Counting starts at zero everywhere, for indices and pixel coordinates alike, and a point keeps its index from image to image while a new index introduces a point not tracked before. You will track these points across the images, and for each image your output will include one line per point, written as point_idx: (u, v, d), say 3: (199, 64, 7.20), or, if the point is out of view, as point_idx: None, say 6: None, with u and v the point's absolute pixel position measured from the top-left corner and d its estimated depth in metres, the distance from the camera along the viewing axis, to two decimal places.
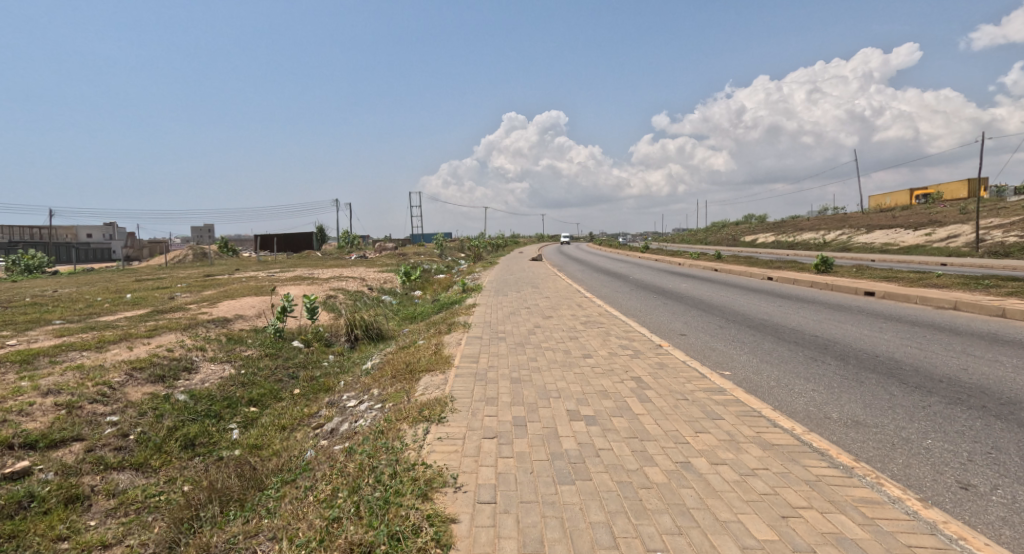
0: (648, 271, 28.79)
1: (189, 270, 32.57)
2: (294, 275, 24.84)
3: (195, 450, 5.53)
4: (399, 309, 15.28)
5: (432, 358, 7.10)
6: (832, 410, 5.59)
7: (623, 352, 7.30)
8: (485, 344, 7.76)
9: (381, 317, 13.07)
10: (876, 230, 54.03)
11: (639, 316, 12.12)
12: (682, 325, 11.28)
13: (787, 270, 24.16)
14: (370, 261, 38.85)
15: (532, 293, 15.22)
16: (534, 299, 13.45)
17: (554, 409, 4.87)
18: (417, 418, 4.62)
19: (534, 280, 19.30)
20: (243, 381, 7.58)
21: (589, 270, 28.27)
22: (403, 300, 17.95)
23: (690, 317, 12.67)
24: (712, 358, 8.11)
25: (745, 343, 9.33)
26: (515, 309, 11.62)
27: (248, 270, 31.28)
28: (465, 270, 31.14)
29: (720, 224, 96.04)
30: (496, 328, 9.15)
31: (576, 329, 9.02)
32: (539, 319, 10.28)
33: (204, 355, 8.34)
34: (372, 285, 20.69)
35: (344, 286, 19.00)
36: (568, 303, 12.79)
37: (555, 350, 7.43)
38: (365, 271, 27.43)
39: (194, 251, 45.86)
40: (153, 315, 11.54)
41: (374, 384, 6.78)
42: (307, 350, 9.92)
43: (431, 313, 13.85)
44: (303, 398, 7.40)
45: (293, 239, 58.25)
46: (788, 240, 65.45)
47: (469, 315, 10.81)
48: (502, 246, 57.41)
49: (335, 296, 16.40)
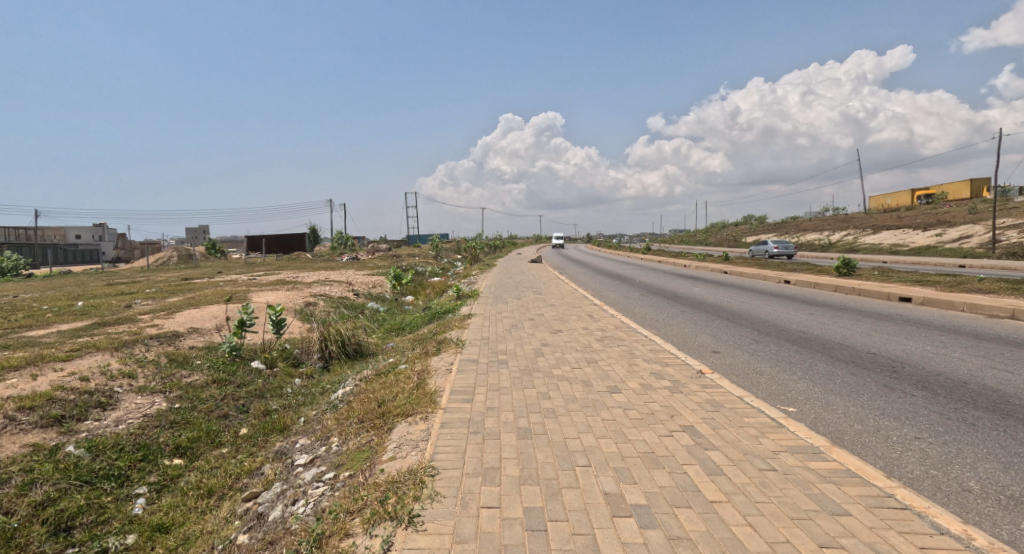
0: (654, 274, 27.18)
1: (170, 273, 30.89)
2: (277, 279, 23.10)
3: (68, 538, 4.05)
4: (384, 319, 13.61)
5: (412, 394, 5.45)
6: (965, 476, 3.99)
7: (660, 384, 5.66)
8: (482, 372, 6.12)
9: (363, 330, 11.40)
10: (883, 230, 52.64)
11: (661, 329, 10.49)
12: (713, 340, 9.63)
13: (805, 273, 22.54)
14: (362, 263, 37.26)
15: (534, 300, 13.57)
16: (537, 309, 11.78)
17: (585, 491, 3.27)
18: (375, 515, 3.10)
19: (535, 285, 17.61)
20: (171, 421, 5.93)
21: (593, 273, 26.67)
22: (391, 308, 16.27)
23: (715, 329, 11.05)
24: (764, 387, 6.46)
25: (797, 365, 7.67)
26: (517, 321, 9.97)
27: (231, 272, 29.61)
28: (461, 273, 29.50)
29: (720, 224, 94.63)
30: (495, 348, 7.51)
31: (593, 350, 7.37)
32: (546, 334, 8.61)
33: (131, 385, 6.69)
34: (357, 290, 18.96)
35: (327, 292, 17.29)
36: (577, 313, 11.13)
37: (571, 381, 5.79)
38: (354, 274, 25.70)
39: (178, 252, 44.03)
40: (91, 330, 9.84)
41: (335, 432, 5.15)
42: (266, 374, 8.26)
43: (419, 323, 12.23)
44: (248, 445, 5.76)
45: (285, 241, 56.55)
46: (791, 241, 63.98)
47: (463, 330, 9.17)
48: (500, 247, 55.71)
49: (313, 304, 14.67)
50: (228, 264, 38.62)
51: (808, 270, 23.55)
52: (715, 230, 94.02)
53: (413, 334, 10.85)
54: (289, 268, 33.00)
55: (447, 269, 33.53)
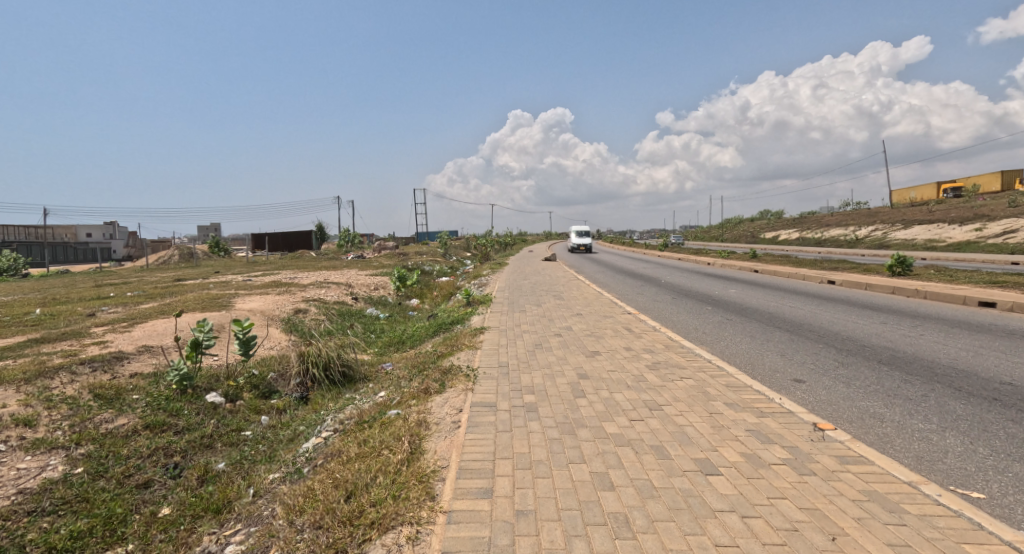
0: (682, 274, 25.15)
1: (166, 273, 29.27)
2: (274, 280, 21.37)
3: None
4: (382, 330, 11.80)
5: (399, 476, 3.62)
6: None
7: (771, 453, 3.80)
8: (503, 432, 4.27)
9: (355, 348, 9.59)
10: (914, 225, 50.19)
11: (716, 349, 8.59)
12: (786, 363, 7.69)
13: (850, 274, 20.48)
14: (369, 261, 35.61)
15: (556, 308, 11.68)
16: (563, 320, 9.91)
17: None
18: None
19: (555, 288, 15.67)
20: (56, 502, 4.21)
21: (615, 273, 24.66)
22: (392, 316, 14.43)
23: (780, 346, 9.10)
24: (904, 448, 4.55)
25: (921, 404, 5.74)
26: (540, 338, 8.12)
27: (230, 272, 27.91)
28: (472, 272, 27.66)
29: (737, 220, 92.02)
30: (519, 383, 5.66)
31: (649, 388, 5.49)
32: (580, 359, 6.74)
33: (21, 441, 4.89)
34: (355, 293, 17.09)
35: (322, 296, 15.51)
36: (612, 325, 9.25)
37: (637, 449, 3.94)
38: (358, 274, 23.92)
39: (178, 250, 42.33)
40: (21, 348, 8.08)
41: (277, 542, 3.36)
42: (223, 412, 6.49)
43: (423, 337, 10.40)
44: (161, 543, 4.02)
45: (292, 238, 55.09)
46: (815, 237, 61.58)
47: (477, 350, 7.35)
48: (512, 246, 53.82)
49: (304, 313, 12.87)
50: (229, 263, 36.95)
51: (852, 270, 21.47)
52: (732, 226, 91.56)
53: (413, 353, 9.04)
54: (291, 267, 31.27)
55: (457, 269, 31.69)
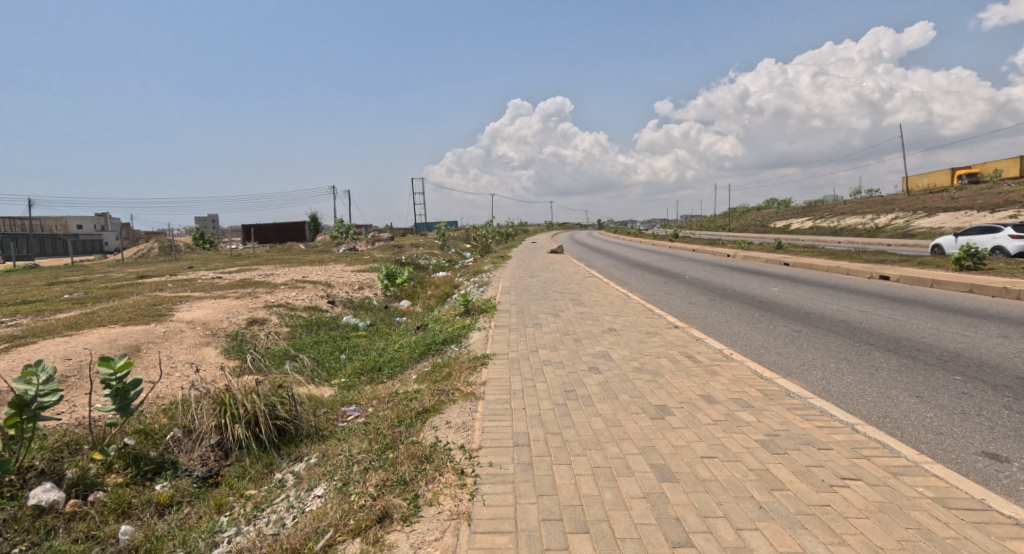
0: (707, 269, 22.55)
1: (137, 268, 26.52)
2: (245, 277, 18.75)
3: None
4: (357, 350, 9.25)
5: None
6: None
7: None
8: None
9: (310, 387, 7.11)
10: (937, 213, 47.73)
11: (819, 390, 6.03)
12: (942, 417, 5.12)
13: (905, 270, 17.99)
14: (360, 254, 33.02)
15: (579, 319, 9.14)
16: (593, 340, 7.39)
17: None
18: None
19: (569, 289, 13.11)
20: None
21: (629, 268, 22.09)
22: (374, 325, 11.93)
23: (903, 378, 6.52)
24: None
25: None
26: (571, 378, 5.54)
27: (204, 268, 25.29)
28: (472, 267, 25.17)
29: (745, 209, 89.13)
30: (554, 500, 3.13)
31: (803, 512, 2.98)
32: (648, 429, 4.18)
33: None
34: (334, 295, 14.54)
35: (292, 299, 12.98)
36: (665, 353, 6.66)
37: None
38: (344, 270, 21.30)
39: (157, 243, 39.35)
40: None
41: None
42: (36, 537, 3.86)
43: (404, 363, 7.88)
44: None
45: (284, 230, 52.69)
46: (829, 226, 59.11)
47: (476, 405, 4.80)
48: (513, 236, 51.34)
49: (262, 324, 10.29)
50: (211, 256, 34.28)
51: (902, 266, 18.94)
52: (739, 215, 89.12)
53: (388, 396, 6.46)
54: (274, 262, 28.55)
55: (455, 263, 28.97)
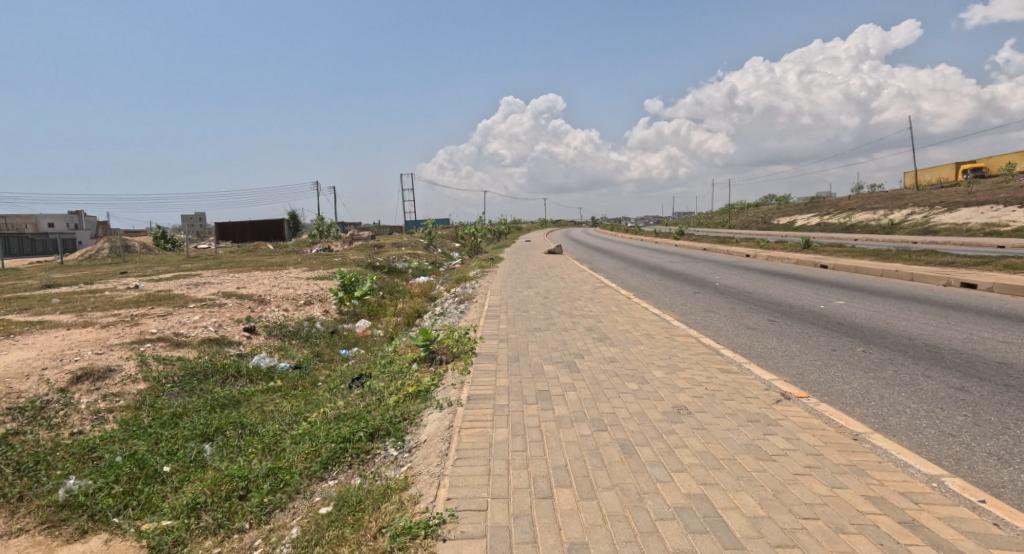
0: (736, 274, 18.74)
1: (57, 274, 22.33)
2: (164, 289, 14.73)
3: None
4: (235, 430, 5.41)
5: None
6: None
7: None
8: None
9: None
10: (960, 206, 44.42)
11: None
12: None
13: (997, 275, 14.39)
14: (330, 255, 29.03)
15: (615, 377, 5.36)
16: (663, 453, 3.62)
17: None
18: None
19: (581, 310, 9.35)
20: None
21: (643, 273, 18.24)
22: (300, 368, 8.14)
23: None
24: None
25: None
26: None
27: (136, 275, 21.13)
28: (458, 271, 21.30)
29: (745, 205, 85.92)
30: None
31: None
32: None
33: None
34: (261, 317, 10.73)
35: (190, 326, 9.14)
36: (843, 513, 2.94)
37: None
38: (297, 277, 17.38)
39: (108, 244, 35.15)
40: None
41: None
42: None
43: (286, 495, 4.06)
44: None
45: (258, 227, 48.73)
46: (839, 222, 55.76)
47: None
48: (505, 234, 47.65)
49: (103, 376, 6.43)
50: (162, 260, 29.53)
51: (984, 271, 15.31)
52: (739, 211, 85.93)
53: None
54: (227, 265, 24.49)
55: (438, 266, 25.11)
